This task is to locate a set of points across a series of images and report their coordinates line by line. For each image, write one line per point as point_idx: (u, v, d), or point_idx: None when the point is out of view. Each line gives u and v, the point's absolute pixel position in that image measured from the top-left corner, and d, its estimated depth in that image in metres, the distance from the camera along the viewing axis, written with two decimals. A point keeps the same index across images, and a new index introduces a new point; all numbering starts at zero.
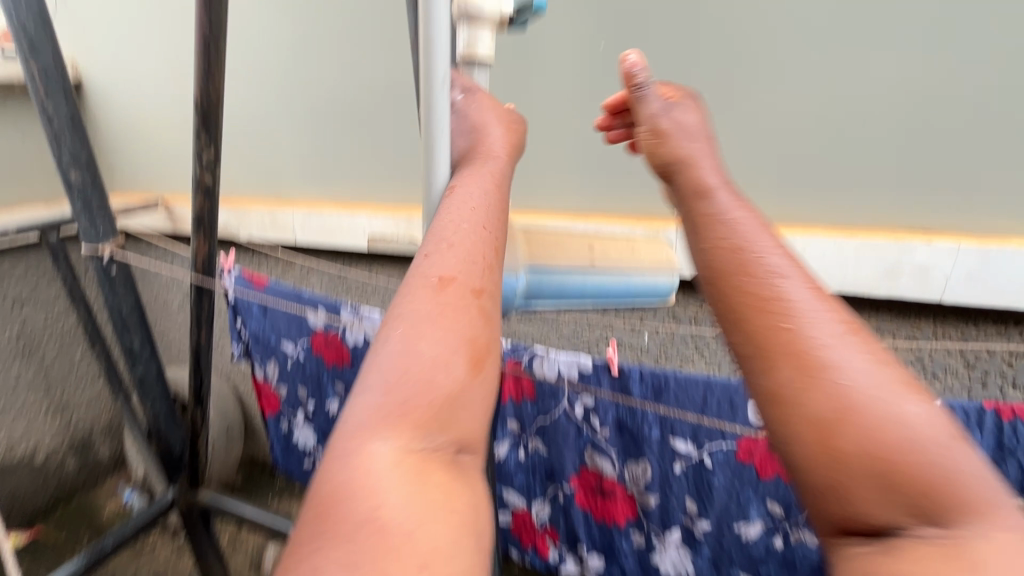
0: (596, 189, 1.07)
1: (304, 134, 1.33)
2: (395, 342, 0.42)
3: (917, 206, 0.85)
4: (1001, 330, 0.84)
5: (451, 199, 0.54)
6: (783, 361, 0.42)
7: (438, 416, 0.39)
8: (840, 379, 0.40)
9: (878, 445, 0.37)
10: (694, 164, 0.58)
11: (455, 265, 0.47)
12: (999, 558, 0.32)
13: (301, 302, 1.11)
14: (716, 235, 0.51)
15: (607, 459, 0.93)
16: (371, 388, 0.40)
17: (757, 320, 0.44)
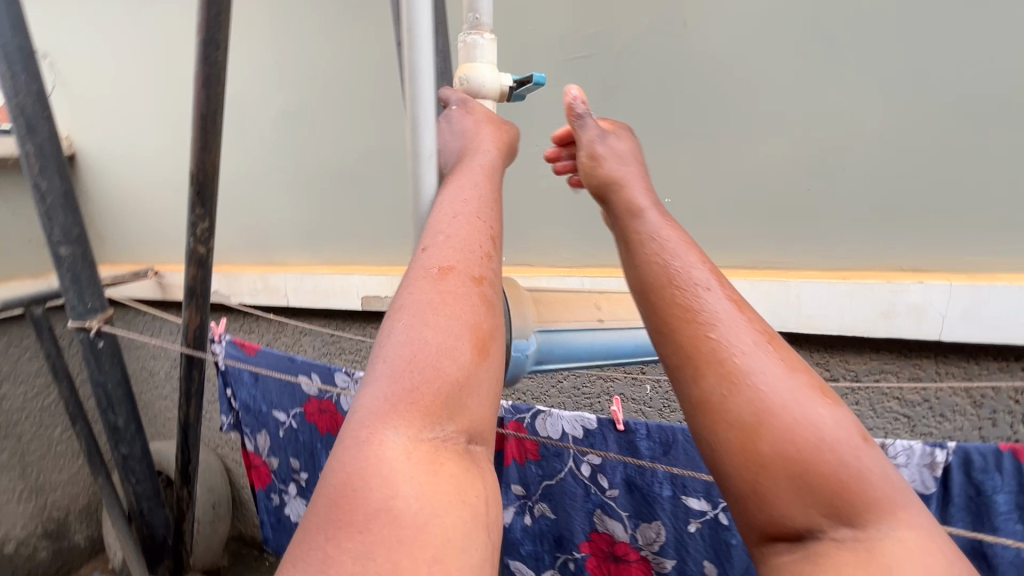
0: (590, 242, 1.09)
1: (298, 200, 1.35)
2: (403, 331, 0.42)
3: (904, 247, 0.88)
4: (1004, 366, 0.83)
5: (445, 191, 0.51)
6: (713, 376, 0.50)
7: (447, 403, 0.40)
8: (760, 388, 0.48)
9: (794, 448, 0.46)
10: (629, 184, 0.63)
11: (454, 254, 0.46)
12: (895, 554, 0.40)
13: (295, 367, 1.09)
14: (652, 252, 0.58)
15: (618, 522, 0.88)
16: (380, 377, 0.41)
17: (687, 337, 0.53)
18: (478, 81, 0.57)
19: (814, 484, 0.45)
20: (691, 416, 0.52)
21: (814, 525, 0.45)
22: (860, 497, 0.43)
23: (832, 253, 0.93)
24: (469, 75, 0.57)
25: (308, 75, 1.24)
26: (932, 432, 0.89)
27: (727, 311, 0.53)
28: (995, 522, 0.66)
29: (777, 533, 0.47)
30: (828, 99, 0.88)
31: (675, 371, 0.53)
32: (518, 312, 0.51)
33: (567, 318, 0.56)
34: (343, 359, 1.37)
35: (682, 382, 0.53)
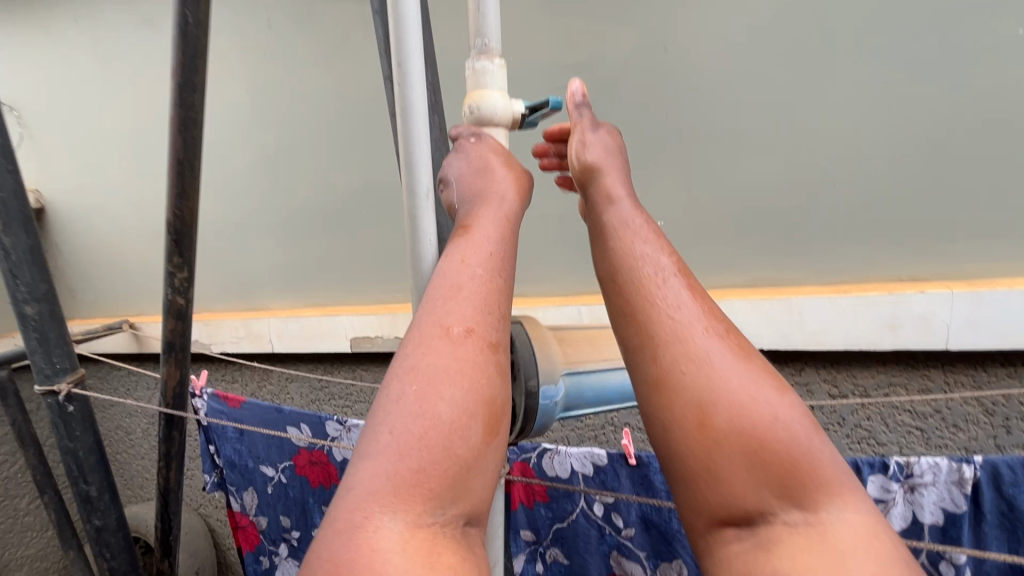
0: (584, 269, 1.08)
1: (280, 242, 1.32)
2: (412, 400, 0.38)
3: (899, 257, 0.88)
4: (1012, 372, 0.82)
5: (461, 242, 0.47)
6: (669, 352, 0.47)
7: (453, 484, 0.37)
8: (715, 368, 0.46)
9: (752, 434, 0.43)
10: (609, 173, 0.59)
11: (472, 314, 0.43)
12: (850, 554, 0.39)
13: (283, 418, 1.03)
14: (620, 239, 0.54)
15: (636, 564, 0.83)
16: (381, 450, 0.37)
17: (645, 314, 0.49)
18: (489, 108, 0.51)
19: (770, 471, 0.43)
20: (640, 393, 0.48)
21: (766, 509, 0.43)
22: (811, 480, 0.42)
23: (828, 267, 0.93)
24: (479, 103, 0.51)
25: (288, 115, 1.22)
26: (947, 444, 0.87)
27: (681, 294, 0.50)
28: None
29: (725, 516, 0.44)
30: (810, 117, 0.90)
31: (629, 351, 0.50)
32: (543, 355, 0.47)
33: (592, 356, 0.52)
34: (332, 405, 1.31)
35: (635, 360, 0.49)
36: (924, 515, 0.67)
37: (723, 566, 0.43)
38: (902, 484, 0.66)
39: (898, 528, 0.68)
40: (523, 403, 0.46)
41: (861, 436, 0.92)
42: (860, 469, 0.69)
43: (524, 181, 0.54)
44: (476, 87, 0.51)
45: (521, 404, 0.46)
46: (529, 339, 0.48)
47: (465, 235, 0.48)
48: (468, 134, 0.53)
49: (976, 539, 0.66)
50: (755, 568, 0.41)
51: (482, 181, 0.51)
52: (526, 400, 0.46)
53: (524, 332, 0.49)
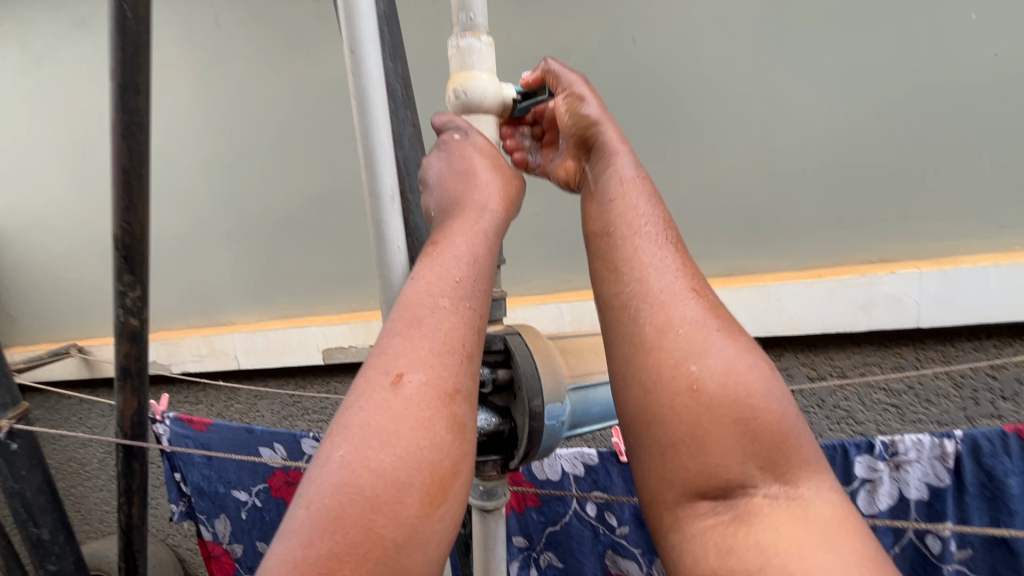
0: (562, 266, 1.06)
1: (241, 253, 1.25)
2: (334, 473, 0.33)
3: (868, 239, 0.91)
4: (977, 346, 0.86)
5: (427, 262, 0.42)
6: (658, 313, 0.45)
7: (377, 565, 0.31)
8: (706, 332, 0.43)
9: (742, 406, 0.40)
10: (610, 130, 0.56)
11: (429, 357, 0.37)
12: (829, 544, 0.36)
13: (254, 438, 0.97)
14: (614, 199, 0.52)
15: (632, 561, 0.83)
16: (295, 529, 0.32)
17: (638, 272, 0.47)
18: (478, 92, 0.48)
19: (751, 449, 0.40)
20: (621, 352, 0.45)
21: (747, 483, 0.40)
22: (793, 455, 0.40)
23: (801, 252, 0.94)
24: (467, 85, 0.48)
25: (242, 117, 1.16)
26: (921, 419, 0.89)
27: (672, 255, 0.48)
28: (1010, 506, 0.66)
29: (702, 490, 0.40)
30: (778, 104, 0.91)
31: (613, 308, 0.47)
32: (547, 369, 0.44)
33: (597, 366, 0.50)
34: (306, 420, 1.25)
35: (620, 318, 0.46)
36: (910, 491, 0.68)
37: (692, 545, 0.40)
38: (889, 462, 0.67)
39: (886, 506, 0.70)
40: (527, 424, 0.43)
41: (840, 417, 0.94)
42: (847, 450, 0.69)
43: (512, 194, 0.50)
44: (463, 68, 0.48)
45: (525, 425, 0.43)
46: (530, 354, 0.45)
47: (433, 251, 0.43)
48: (453, 130, 0.50)
49: (959, 511, 0.68)
50: (730, 543, 0.38)
51: (461, 187, 0.47)
52: (530, 422, 0.43)
53: (524, 346, 0.46)
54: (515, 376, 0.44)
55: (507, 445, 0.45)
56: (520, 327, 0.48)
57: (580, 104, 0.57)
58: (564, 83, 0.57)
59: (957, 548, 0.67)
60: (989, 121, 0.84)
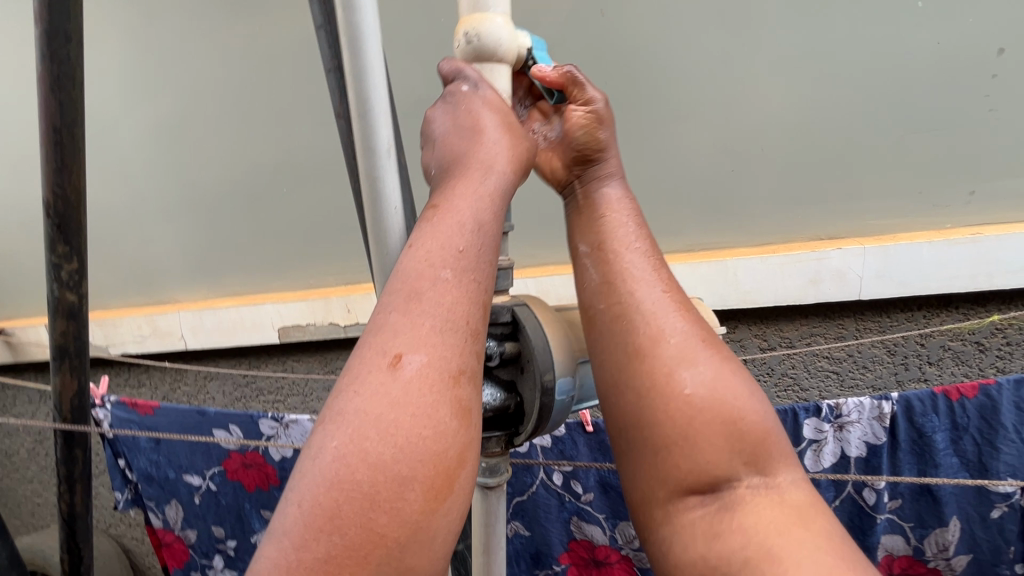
0: (527, 242, 1.06)
1: (185, 227, 1.17)
2: (327, 468, 0.31)
3: (817, 217, 0.96)
4: (908, 316, 0.93)
5: (425, 227, 0.39)
6: (648, 325, 0.46)
7: (380, 567, 0.30)
8: (694, 341, 0.45)
9: (732, 411, 0.43)
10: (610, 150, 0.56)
11: (430, 341, 0.35)
12: (807, 520, 0.39)
13: (208, 421, 0.93)
14: (604, 218, 0.53)
15: (596, 526, 0.86)
16: (286, 530, 0.30)
17: (629, 290, 0.48)
18: (492, 38, 0.45)
19: (735, 446, 0.42)
20: (615, 361, 0.46)
21: (733, 476, 0.42)
22: (775, 450, 0.43)
23: (756, 229, 0.98)
24: (481, 28, 0.45)
25: (184, 78, 1.07)
26: (858, 384, 0.96)
27: (659, 266, 0.50)
28: (936, 459, 0.72)
29: (692, 486, 0.43)
30: (738, 83, 0.93)
31: (607, 320, 0.47)
32: (558, 343, 0.44)
33: None
34: (260, 401, 1.20)
35: (611, 330, 0.47)
36: (851, 449, 0.74)
37: (682, 535, 0.42)
38: (833, 423, 0.73)
39: (829, 464, 0.75)
40: (538, 401, 0.43)
41: (788, 384, 0.99)
42: (797, 414, 0.74)
43: (523, 156, 0.46)
44: (475, 10, 0.45)
45: (535, 402, 0.43)
46: (540, 325, 0.44)
47: (433, 214, 0.40)
48: (461, 81, 0.47)
49: (892, 466, 0.74)
50: (720, 530, 0.41)
51: (465, 143, 0.44)
52: (541, 398, 0.43)
53: (535, 318, 0.45)
54: (524, 350, 0.44)
55: (514, 421, 0.45)
56: (526, 298, 0.48)
57: (593, 128, 0.55)
58: (583, 100, 0.54)
59: (889, 499, 0.74)
60: (927, 107, 0.90)
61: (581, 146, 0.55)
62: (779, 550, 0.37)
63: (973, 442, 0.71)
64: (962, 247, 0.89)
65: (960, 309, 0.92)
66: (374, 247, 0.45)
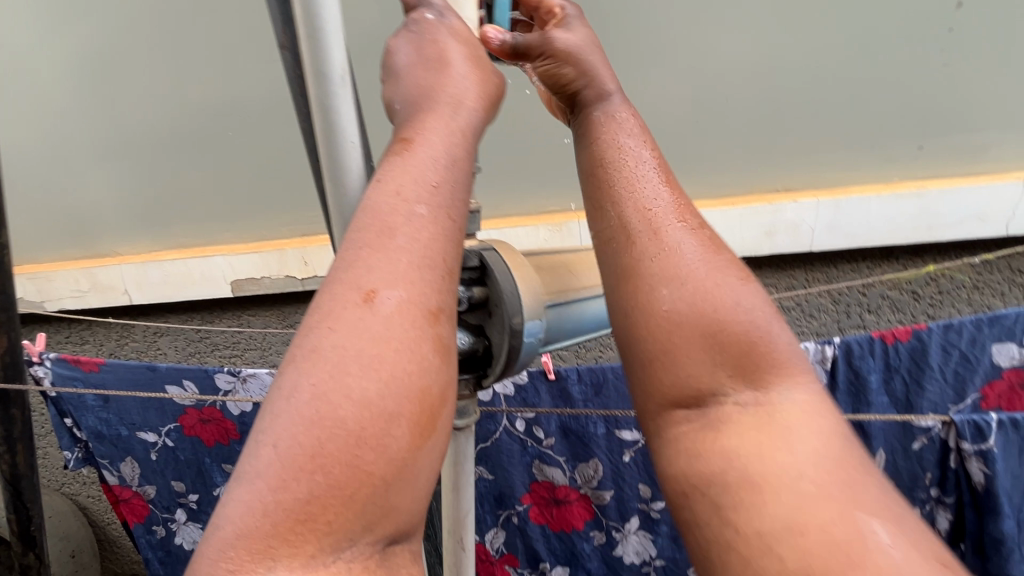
0: (491, 192, 1.05)
1: (120, 172, 1.08)
2: (304, 404, 0.29)
3: (776, 170, 0.98)
4: (853, 267, 0.98)
5: (395, 162, 0.36)
6: (641, 240, 0.44)
7: (366, 504, 0.28)
8: (684, 258, 0.43)
9: (718, 326, 0.41)
10: (596, 71, 0.53)
11: (409, 269, 0.33)
12: (795, 434, 0.37)
13: (160, 376, 0.90)
14: (614, 138, 0.50)
15: (557, 468, 0.89)
16: (260, 472, 0.28)
17: (634, 205, 0.46)
18: None
19: (739, 358, 0.40)
20: (606, 284, 0.45)
21: (717, 392, 0.41)
22: (768, 364, 0.40)
23: (717, 182, 1.00)
24: None
25: (102, 3, 0.95)
26: (804, 330, 1.02)
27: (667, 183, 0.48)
28: (869, 398, 0.78)
29: (677, 402, 0.42)
30: (709, 27, 0.90)
31: (598, 243, 0.47)
32: (527, 285, 0.43)
33: (574, 284, 0.49)
34: (216, 356, 1.17)
35: (616, 245, 0.45)
36: None
37: (667, 451, 0.41)
38: None
39: None
40: (506, 343, 0.43)
41: None
42: None
43: (493, 91, 0.43)
44: None
45: (504, 345, 0.43)
46: (509, 269, 0.43)
47: (403, 149, 0.37)
48: (426, 8, 0.45)
49: None
50: (702, 447, 0.40)
51: (431, 76, 0.41)
52: (509, 340, 0.42)
53: (501, 260, 0.44)
54: (492, 293, 0.43)
55: (482, 365, 0.44)
56: (496, 242, 0.46)
57: (553, 67, 0.54)
58: (533, 53, 0.54)
59: None
60: (889, 59, 0.90)
61: (555, 91, 0.55)
62: (760, 474, 0.36)
63: (902, 381, 0.77)
64: (907, 201, 0.93)
65: (900, 260, 0.98)
66: (330, 182, 0.43)
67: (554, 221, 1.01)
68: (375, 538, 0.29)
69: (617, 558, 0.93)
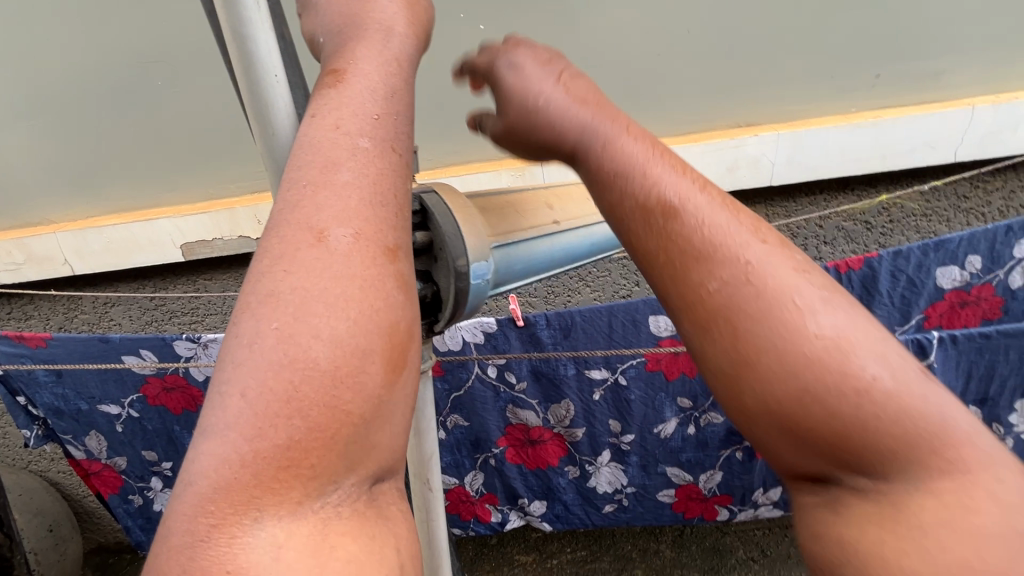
0: (451, 139, 1.00)
1: (40, 132, 0.98)
2: (270, 348, 0.26)
3: (740, 103, 0.96)
4: (811, 200, 1.00)
5: (329, 94, 0.33)
6: (676, 308, 0.31)
7: (349, 443, 0.26)
8: (731, 328, 0.29)
9: (801, 422, 0.28)
10: (552, 116, 0.37)
11: (358, 205, 0.30)
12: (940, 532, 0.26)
13: (115, 347, 0.86)
14: (629, 173, 0.33)
15: (530, 410, 0.92)
16: (230, 423, 0.24)
17: (687, 270, 0.31)
18: None
19: (884, 475, 0.27)
20: None
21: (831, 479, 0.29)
22: (881, 445, 0.27)
23: (682, 118, 0.97)
24: None
25: None
26: None
27: (721, 209, 0.32)
28: None
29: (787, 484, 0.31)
30: None
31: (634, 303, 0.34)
32: (470, 227, 0.42)
33: (522, 225, 0.47)
34: (175, 324, 1.13)
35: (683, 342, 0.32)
36: None
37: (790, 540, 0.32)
38: None
39: None
40: (453, 286, 0.42)
41: None
42: None
43: (424, 17, 0.40)
44: None
45: (450, 288, 0.42)
46: (449, 210, 0.42)
47: (335, 81, 0.34)
48: None
49: None
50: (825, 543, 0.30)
51: (356, 3, 0.38)
52: (455, 283, 0.42)
53: (442, 203, 0.43)
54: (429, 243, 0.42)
55: (430, 310, 0.43)
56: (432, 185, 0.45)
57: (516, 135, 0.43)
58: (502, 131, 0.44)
59: None
60: None
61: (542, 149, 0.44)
62: None
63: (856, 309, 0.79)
64: (863, 129, 0.95)
65: (855, 191, 1.00)
66: (257, 125, 0.39)
67: (517, 166, 0.98)
68: (359, 478, 0.26)
69: (590, 487, 1.00)
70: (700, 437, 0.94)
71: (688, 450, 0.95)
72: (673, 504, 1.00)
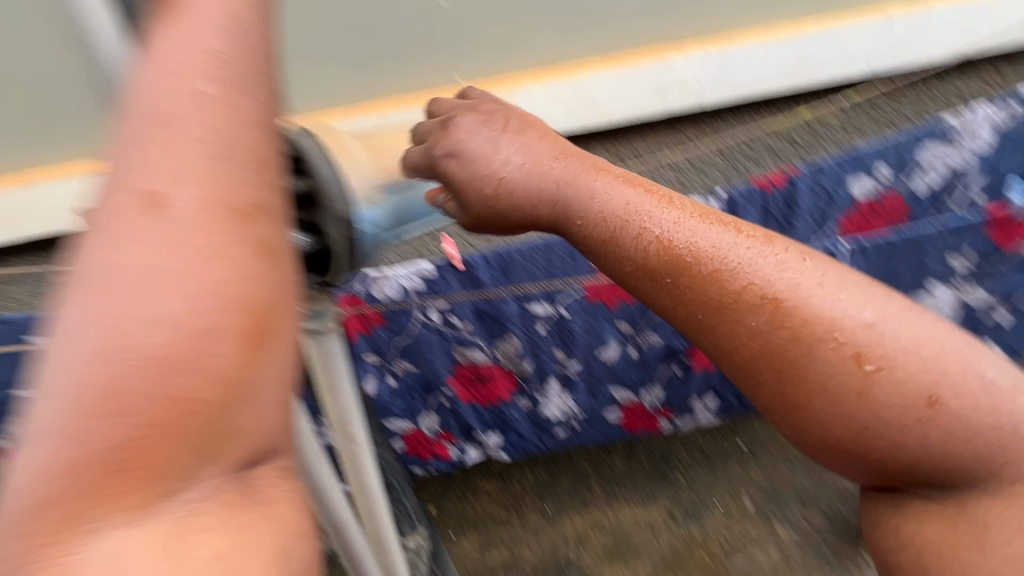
0: (369, 73, 0.96)
1: None
2: (88, 346, 0.24)
3: (660, 23, 0.96)
4: (738, 117, 1.05)
5: (159, 39, 0.29)
6: (793, 395, 0.43)
7: (194, 437, 0.26)
8: (824, 403, 0.42)
9: (870, 444, 0.42)
10: (531, 183, 0.49)
11: (195, 170, 0.27)
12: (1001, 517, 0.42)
13: (19, 330, 0.79)
14: (636, 227, 0.46)
15: (477, 349, 0.93)
16: (53, 427, 0.24)
17: (710, 305, 0.44)
18: None
19: (872, 430, 0.42)
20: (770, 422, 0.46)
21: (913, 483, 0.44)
22: (949, 466, 0.42)
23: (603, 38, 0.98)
24: None
25: None
26: None
27: (715, 235, 0.45)
28: None
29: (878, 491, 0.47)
30: None
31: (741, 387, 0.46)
32: (347, 175, 0.40)
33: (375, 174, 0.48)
34: None
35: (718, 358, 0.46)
36: None
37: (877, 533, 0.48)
38: None
39: None
40: (342, 237, 0.40)
41: None
42: None
43: None
44: None
45: (339, 238, 0.40)
46: (326, 157, 0.40)
47: (169, 22, 0.30)
48: None
49: None
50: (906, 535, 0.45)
51: None
52: (344, 233, 0.40)
53: (319, 147, 0.40)
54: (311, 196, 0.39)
55: (324, 262, 0.41)
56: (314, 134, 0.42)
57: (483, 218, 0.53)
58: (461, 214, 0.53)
59: None
60: None
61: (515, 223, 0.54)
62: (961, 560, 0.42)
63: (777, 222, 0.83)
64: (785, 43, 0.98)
65: (779, 106, 1.05)
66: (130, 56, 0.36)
67: None
68: (222, 468, 0.28)
69: (541, 414, 1.04)
70: (642, 358, 0.99)
71: (632, 371, 1.00)
72: (621, 422, 1.07)
